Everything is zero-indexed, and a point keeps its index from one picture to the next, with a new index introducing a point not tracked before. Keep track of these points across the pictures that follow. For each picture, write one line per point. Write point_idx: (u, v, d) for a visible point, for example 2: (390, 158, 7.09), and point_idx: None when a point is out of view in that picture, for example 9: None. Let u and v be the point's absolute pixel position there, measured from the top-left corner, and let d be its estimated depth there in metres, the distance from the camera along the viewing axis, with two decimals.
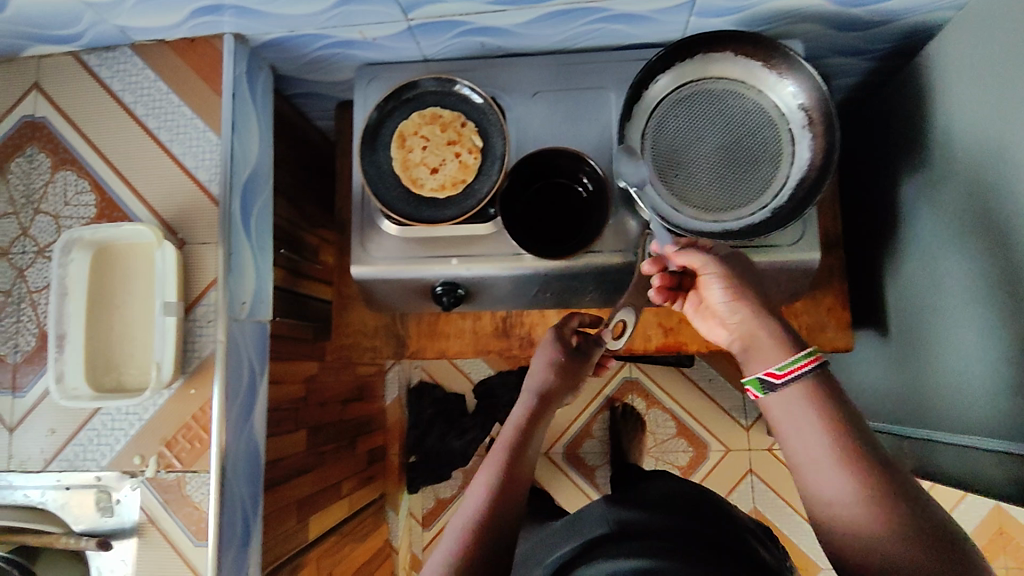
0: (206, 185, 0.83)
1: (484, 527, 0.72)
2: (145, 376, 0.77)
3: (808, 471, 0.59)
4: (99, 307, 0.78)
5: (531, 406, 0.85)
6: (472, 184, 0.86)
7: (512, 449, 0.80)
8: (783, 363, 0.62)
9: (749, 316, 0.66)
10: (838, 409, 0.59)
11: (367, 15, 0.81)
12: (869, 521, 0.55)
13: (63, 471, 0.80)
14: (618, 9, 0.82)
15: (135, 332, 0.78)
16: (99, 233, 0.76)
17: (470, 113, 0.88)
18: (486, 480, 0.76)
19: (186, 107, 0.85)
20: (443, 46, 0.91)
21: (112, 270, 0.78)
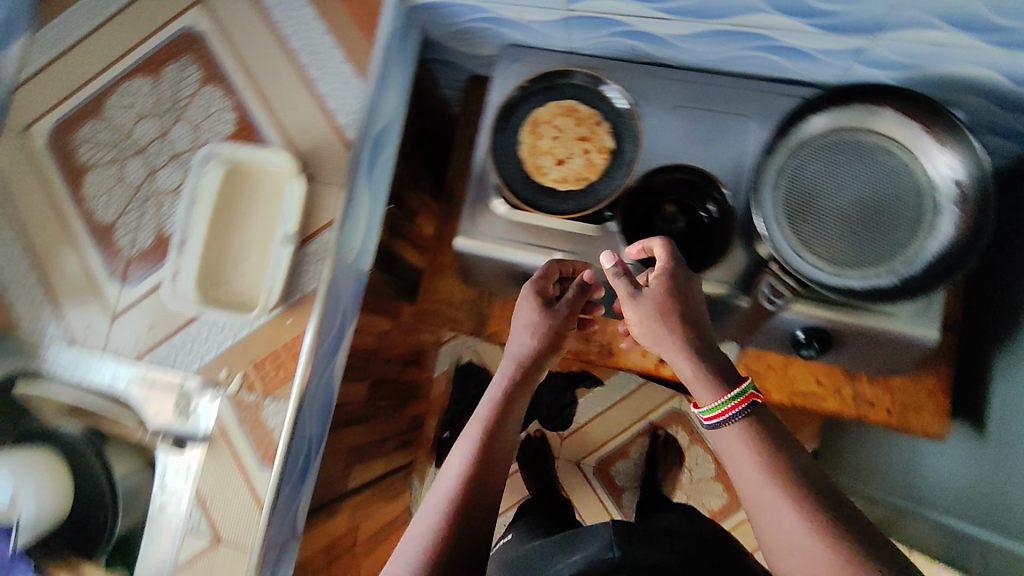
0: (342, 129, 0.86)
1: (466, 506, 0.66)
2: (251, 299, 0.80)
3: (750, 501, 0.59)
4: (222, 221, 0.81)
5: (516, 373, 0.77)
6: (595, 184, 0.87)
7: (497, 420, 0.73)
8: (713, 405, 0.62)
9: (665, 352, 0.67)
10: (775, 444, 0.59)
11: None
12: (820, 553, 0.53)
13: (152, 367, 0.84)
14: (782, 41, 0.80)
15: (249, 252, 0.81)
16: (243, 150, 0.81)
17: (608, 113, 0.88)
18: (465, 453, 0.70)
19: (338, 51, 0.87)
20: (593, 42, 0.90)
21: (241, 189, 0.82)
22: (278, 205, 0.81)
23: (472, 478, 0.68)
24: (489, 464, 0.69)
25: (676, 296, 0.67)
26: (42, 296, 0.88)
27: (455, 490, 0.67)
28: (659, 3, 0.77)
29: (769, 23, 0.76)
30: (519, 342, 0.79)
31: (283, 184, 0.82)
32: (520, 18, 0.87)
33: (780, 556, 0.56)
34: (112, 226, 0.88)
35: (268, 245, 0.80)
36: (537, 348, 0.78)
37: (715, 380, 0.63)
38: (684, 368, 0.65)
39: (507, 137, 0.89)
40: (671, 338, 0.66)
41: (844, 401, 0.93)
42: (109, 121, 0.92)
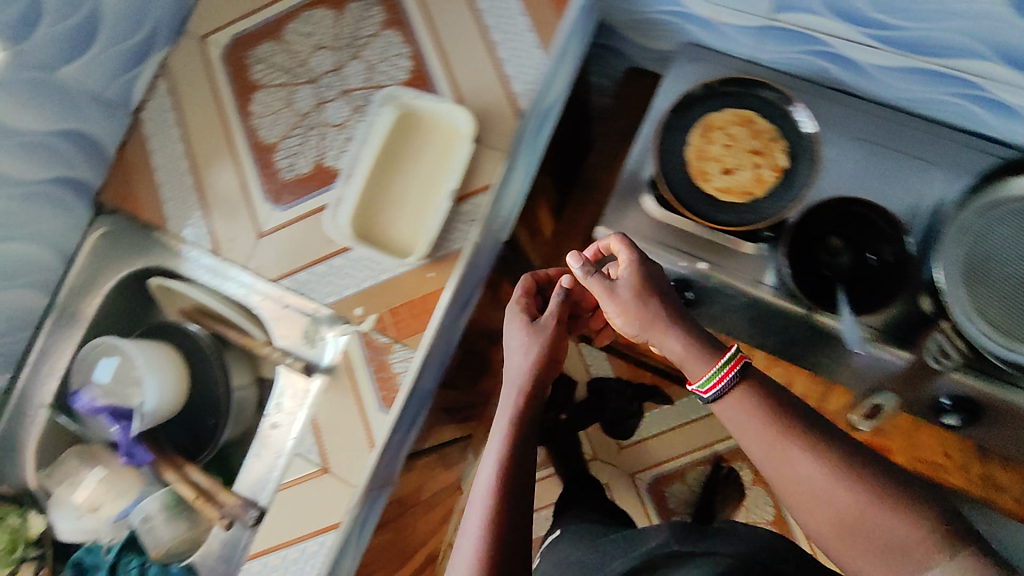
0: (515, 96, 0.84)
1: (506, 539, 0.57)
2: (402, 246, 0.80)
3: (784, 478, 0.53)
4: (388, 166, 0.82)
5: (526, 388, 0.67)
6: (759, 201, 0.83)
7: (516, 441, 0.63)
8: (705, 378, 0.58)
9: (657, 340, 0.64)
10: (757, 388, 0.56)
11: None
12: (839, 497, 0.50)
13: (290, 291, 0.86)
14: (994, 93, 0.75)
15: (408, 200, 0.81)
16: (421, 100, 0.81)
17: (787, 131, 0.84)
18: (489, 475, 0.61)
19: (525, 18, 0.85)
20: (782, 54, 0.87)
21: (410, 138, 0.82)
22: (445, 159, 0.81)
23: (503, 504, 0.58)
24: (519, 480, 0.60)
25: (648, 286, 0.65)
26: (194, 202, 0.90)
27: (489, 518, 0.57)
28: (870, 28, 0.75)
29: (989, 72, 0.73)
30: (520, 357, 0.70)
31: (455, 141, 0.82)
32: (713, 19, 0.85)
33: (800, 507, 0.52)
34: (274, 147, 0.89)
35: (428, 196, 0.81)
36: (536, 362, 0.69)
37: (698, 353, 0.60)
38: (674, 348, 0.62)
39: (676, 137, 0.86)
40: (659, 325, 0.63)
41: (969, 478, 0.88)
42: (286, 45, 0.91)
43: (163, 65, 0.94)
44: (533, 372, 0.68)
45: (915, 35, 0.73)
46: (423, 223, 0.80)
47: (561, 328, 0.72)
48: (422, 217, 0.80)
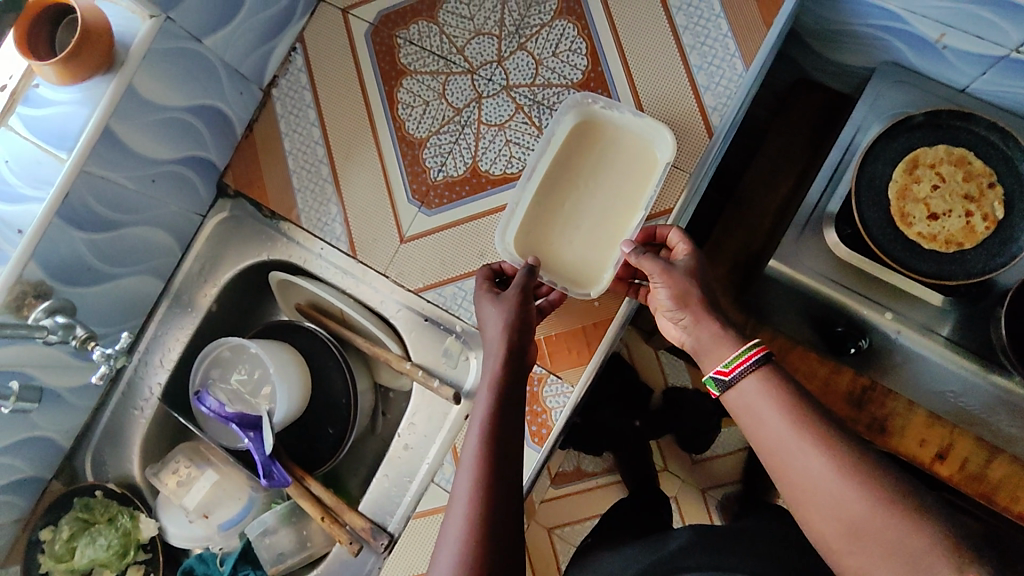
0: (706, 112, 0.75)
1: (498, 506, 0.51)
2: (574, 272, 0.73)
3: (783, 462, 0.52)
4: (564, 179, 0.75)
5: (505, 349, 0.61)
6: (965, 253, 0.76)
7: (502, 406, 0.57)
8: (729, 360, 0.57)
9: (694, 328, 0.61)
10: (783, 381, 0.55)
11: (980, 23, 0.70)
12: (849, 493, 0.48)
13: (434, 305, 0.78)
14: None
15: (584, 221, 0.74)
16: (610, 111, 0.74)
17: (1004, 177, 0.76)
18: (479, 430, 0.55)
19: (725, 20, 0.75)
20: (1006, 89, 0.78)
21: (590, 150, 0.75)
22: (630, 180, 0.74)
23: (491, 465, 0.53)
24: (504, 450, 0.54)
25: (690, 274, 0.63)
26: (331, 196, 0.82)
27: (479, 480, 0.52)
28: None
29: None
30: (492, 323, 0.64)
31: (645, 160, 0.74)
32: (937, 40, 0.76)
33: (800, 501, 0.51)
34: (423, 143, 0.81)
35: (609, 220, 0.73)
36: (509, 331, 0.63)
37: (729, 338, 0.59)
38: (708, 335, 0.60)
39: (875, 170, 0.78)
40: (702, 314, 0.61)
41: None
42: (442, 27, 0.84)
43: (300, 37, 0.87)
44: (507, 340, 0.62)
45: None
46: (600, 249, 0.73)
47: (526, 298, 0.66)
48: (600, 244, 0.73)
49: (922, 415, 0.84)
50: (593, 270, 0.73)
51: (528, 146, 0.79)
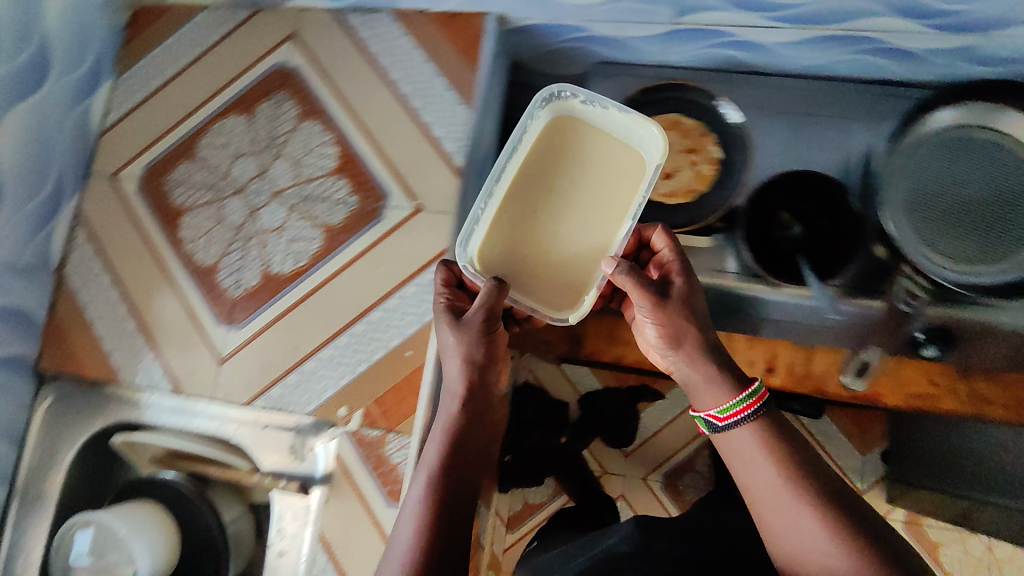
0: (450, 156, 0.83)
1: (440, 527, 0.63)
2: (564, 272, 0.76)
3: (763, 502, 0.64)
4: (535, 178, 0.78)
5: (461, 395, 0.68)
6: (705, 195, 0.90)
7: (452, 448, 0.67)
8: (726, 406, 0.66)
9: (683, 367, 0.69)
10: (785, 442, 0.65)
11: (641, 14, 0.82)
12: (839, 547, 0.59)
13: (266, 409, 0.81)
14: (890, 43, 0.81)
15: (562, 221, 0.77)
16: (591, 106, 0.78)
17: (712, 124, 0.92)
18: (431, 478, 0.65)
19: (440, 79, 0.85)
20: (690, 55, 0.89)
21: (564, 145, 0.79)
22: (613, 174, 0.78)
23: (438, 508, 0.64)
24: (452, 494, 0.65)
25: (684, 312, 0.68)
26: (143, 346, 0.85)
27: (426, 522, 0.63)
28: (772, 13, 0.78)
29: (884, 26, 0.77)
30: (449, 359, 0.70)
31: (623, 151, 0.78)
32: (618, 35, 0.87)
33: (765, 516, 0.64)
34: (215, 268, 0.86)
35: (583, 215, 0.77)
36: (466, 365, 0.69)
37: (724, 381, 0.67)
38: (685, 373, 0.70)
39: None
40: (694, 359, 0.68)
41: (961, 400, 0.81)
42: (203, 161, 0.89)
43: (76, 214, 0.91)
44: (464, 375, 0.68)
45: (815, 10, 0.77)
46: (577, 252, 0.76)
47: (489, 323, 0.70)
48: (582, 243, 0.76)
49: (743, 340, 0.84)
50: (578, 270, 0.76)
51: (308, 238, 0.84)
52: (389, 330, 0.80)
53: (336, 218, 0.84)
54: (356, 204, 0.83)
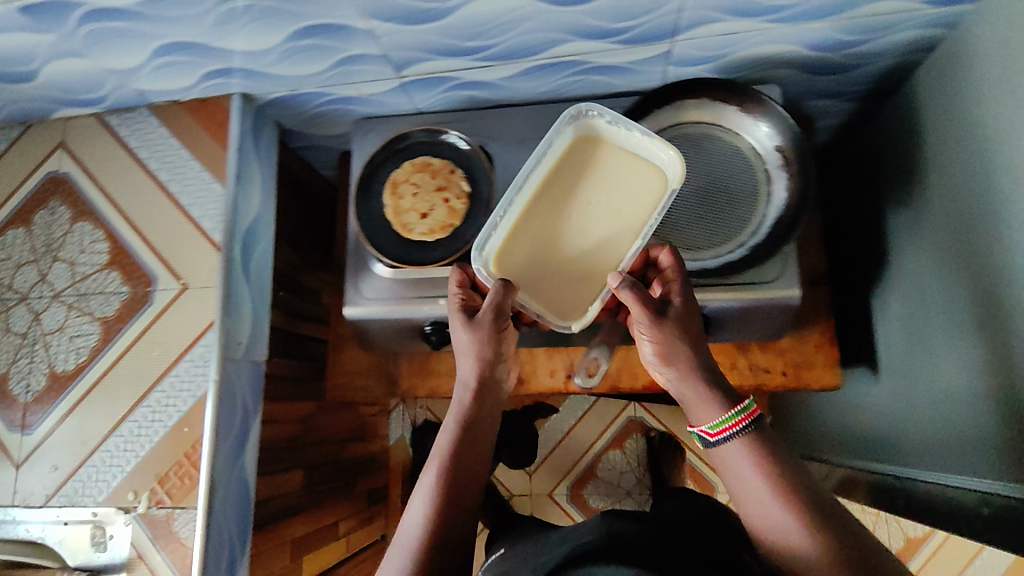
0: (208, 233, 0.87)
1: (448, 511, 0.69)
2: (563, 282, 0.82)
3: (755, 508, 0.66)
4: (581, 187, 0.83)
5: (471, 396, 0.78)
6: (460, 228, 0.89)
7: (461, 439, 0.74)
8: (719, 421, 0.70)
9: (678, 384, 0.75)
10: (772, 458, 0.67)
11: (364, 73, 0.86)
12: (806, 536, 0.62)
13: (62, 507, 0.83)
14: (599, 61, 0.86)
15: (547, 224, 0.83)
16: (614, 126, 0.83)
17: (459, 160, 0.93)
18: (435, 479, 0.71)
19: (195, 162, 0.89)
20: (437, 98, 0.94)
21: (586, 161, 0.85)
22: (645, 190, 0.82)
23: (446, 511, 0.69)
24: (457, 496, 0.70)
25: (689, 324, 0.74)
26: None
27: (430, 521, 0.68)
28: (476, 54, 0.83)
29: (578, 49, 0.82)
30: (467, 365, 0.79)
31: (648, 171, 0.83)
32: (361, 93, 0.92)
33: (750, 519, 0.67)
34: (5, 377, 0.88)
35: (612, 218, 0.82)
36: (479, 362, 0.78)
37: (717, 402, 0.71)
38: (692, 390, 0.73)
39: (372, 206, 0.91)
40: (687, 375, 0.73)
41: (741, 373, 0.95)
42: None
43: None
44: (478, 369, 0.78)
45: (512, 47, 0.82)
46: (549, 251, 0.82)
47: (498, 322, 0.79)
48: (562, 244, 0.82)
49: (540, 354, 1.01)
50: (589, 281, 0.81)
51: (87, 333, 0.87)
52: (169, 409, 0.83)
53: (109, 309, 0.87)
54: (127, 293, 0.87)
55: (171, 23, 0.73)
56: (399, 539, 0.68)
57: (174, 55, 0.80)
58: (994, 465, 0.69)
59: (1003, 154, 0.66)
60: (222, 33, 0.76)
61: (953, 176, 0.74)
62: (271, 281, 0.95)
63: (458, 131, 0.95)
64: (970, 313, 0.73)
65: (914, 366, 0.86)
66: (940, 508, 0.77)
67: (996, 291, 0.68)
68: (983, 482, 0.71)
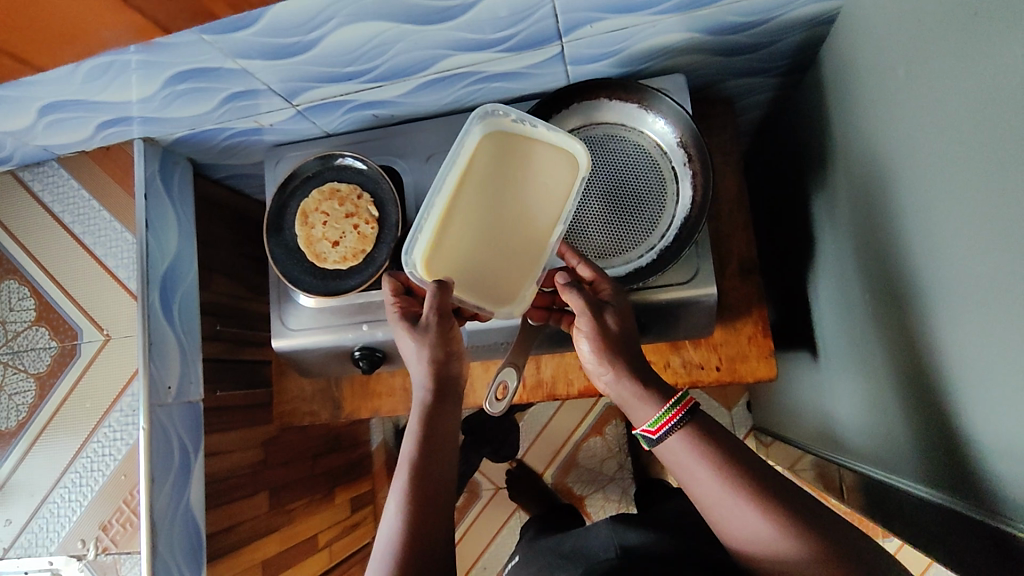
0: (124, 282, 0.89)
1: (419, 524, 0.65)
2: (495, 284, 0.75)
3: (716, 507, 0.62)
4: (498, 181, 0.74)
5: (429, 392, 0.73)
6: (372, 253, 0.89)
7: (427, 446, 0.69)
8: (655, 418, 0.66)
9: (613, 384, 0.70)
10: (713, 448, 0.63)
11: (256, 106, 0.85)
12: (773, 529, 0.58)
13: (20, 558, 0.87)
14: (491, 70, 0.83)
15: (475, 222, 0.73)
16: (521, 124, 0.75)
17: (365, 183, 0.92)
18: (402, 487, 0.66)
19: (105, 212, 0.92)
20: (340, 121, 0.93)
21: (501, 157, 0.75)
22: (563, 173, 0.76)
23: (416, 519, 0.65)
24: (427, 501, 0.66)
25: (618, 319, 0.72)
26: None
27: (404, 533, 0.64)
28: (360, 77, 0.80)
29: (464, 62, 0.79)
30: (418, 364, 0.74)
31: (561, 163, 0.76)
32: (261, 124, 0.91)
33: (717, 517, 0.62)
34: None
35: (535, 214, 0.75)
36: (434, 364, 0.73)
37: (653, 396, 0.67)
38: (628, 388, 0.69)
39: (286, 237, 0.91)
40: (621, 373, 0.69)
41: (677, 372, 0.95)
42: None
43: None
44: (434, 373, 0.73)
45: (394, 69, 0.80)
46: (481, 248, 0.74)
47: (444, 324, 0.74)
48: (494, 239, 0.74)
49: (477, 368, 1.04)
50: (517, 278, 0.76)
51: (23, 389, 0.90)
52: (105, 459, 0.87)
53: (41, 364, 0.90)
54: (57, 347, 0.90)
55: (43, 85, 0.73)
56: (372, 563, 0.64)
57: (60, 112, 0.80)
58: (917, 464, 0.67)
59: (899, 139, 0.62)
60: (96, 87, 0.75)
61: (863, 160, 0.71)
62: (198, 324, 0.97)
63: (354, 152, 0.94)
64: (884, 305, 0.70)
65: (846, 354, 0.84)
66: (882, 499, 0.76)
67: (903, 283, 0.65)
68: (914, 479, 0.68)
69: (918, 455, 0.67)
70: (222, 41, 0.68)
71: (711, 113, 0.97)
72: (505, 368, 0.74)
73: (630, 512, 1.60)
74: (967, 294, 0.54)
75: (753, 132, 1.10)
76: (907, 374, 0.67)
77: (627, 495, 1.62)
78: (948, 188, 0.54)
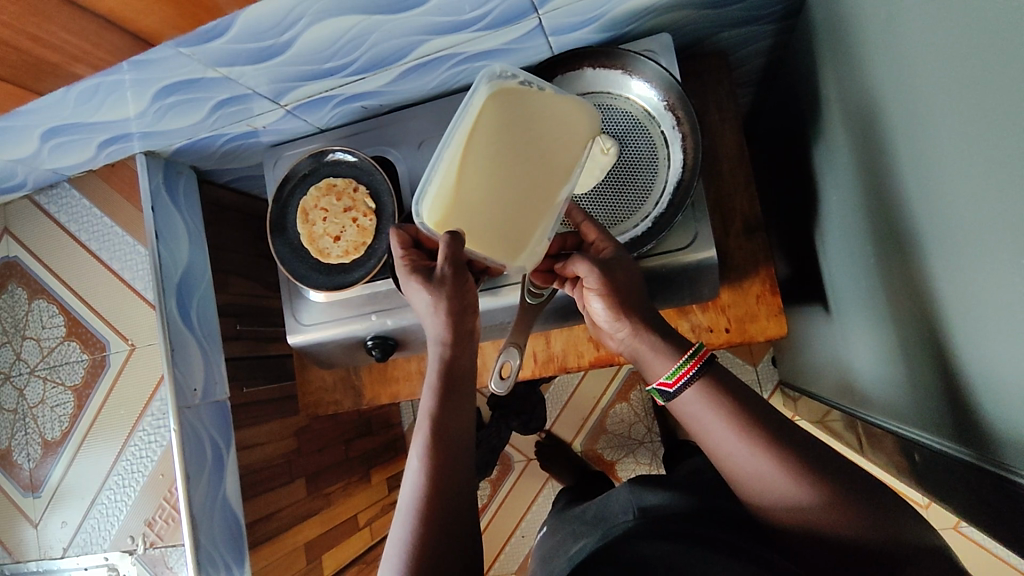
0: (143, 293, 0.93)
1: (444, 481, 0.63)
2: (507, 238, 0.72)
3: (734, 460, 0.62)
4: (506, 143, 0.72)
5: (447, 347, 0.71)
6: (372, 245, 0.91)
7: (444, 401, 0.68)
8: (672, 370, 0.66)
9: (629, 341, 0.71)
10: (730, 403, 0.63)
11: (249, 110, 0.87)
12: (789, 480, 0.58)
13: (78, 555, 0.93)
14: (472, 50, 0.82)
15: (481, 183, 0.71)
16: (530, 86, 0.73)
17: (360, 176, 0.93)
18: (424, 444, 0.65)
19: (117, 228, 0.95)
20: (331, 115, 0.94)
21: (510, 116, 0.73)
22: (575, 133, 0.73)
23: (440, 475, 0.63)
24: (450, 458, 0.65)
25: (625, 275, 0.72)
26: None
27: (428, 488, 0.62)
28: (341, 72, 0.81)
29: (442, 46, 0.79)
30: (433, 318, 0.72)
31: (573, 123, 0.73)
32: (256, 126, 0.92)
33: (734, 472, 0.62)
34: (10, 449, 0.98)
35: (547, 172, 0.72)
36: (450, 317, 0.72)
37: (668, 352, 0.67)
38: (646, 347, 0.69)
39: (289, 237, 0.93)
40: (638, 330, 0.70)
41: (686, 336, 0.94)
42: None
43: None
44: (451, 325, 0.71)
45: (373, 59, 0.79)
46: (489, 208, 0.72)
47: (458, 277, 0.73)
48: (504, 194, 0.71)
49: (489, 348, 1.06)
50: (528, 234, 0.73)
51: (64, 401, 0.96)
52: (144, 460, 0.92)
53: (77, 376, 0.95)
54: (88, 359, 0.95)
55: (40, 111, 0.75)
56: (397, 519, 0.63)
57: (61, 136, 0.83)
58: (931, 412, 0.65)
59: (895, 79, 0.59)
60: (89, 109, 0.77)
61: (863, 104, 0.67)
62: (218, 327, 1.01)
63: (345, 146, 0.95)
64: (891, 254, 0.68)
65: (858, 306, 0.82)
66: (903, 451, 0.75)
67: (906, 231, 0.63)
68: (930, 430, 0.67)
69: (931, 404, 0.65)
70: (199, 52, 0.69)
71: (706, 68, 0.94)
72: (507, 349, 0.75)
73: (660, 473, 1.62)
74: (967, 239, 0.52)
75: (755, 82, 1.06)
76: (917, 323, 0.65)
77: (657, 457, 1.63)
78: (940, 129, 0.52)
